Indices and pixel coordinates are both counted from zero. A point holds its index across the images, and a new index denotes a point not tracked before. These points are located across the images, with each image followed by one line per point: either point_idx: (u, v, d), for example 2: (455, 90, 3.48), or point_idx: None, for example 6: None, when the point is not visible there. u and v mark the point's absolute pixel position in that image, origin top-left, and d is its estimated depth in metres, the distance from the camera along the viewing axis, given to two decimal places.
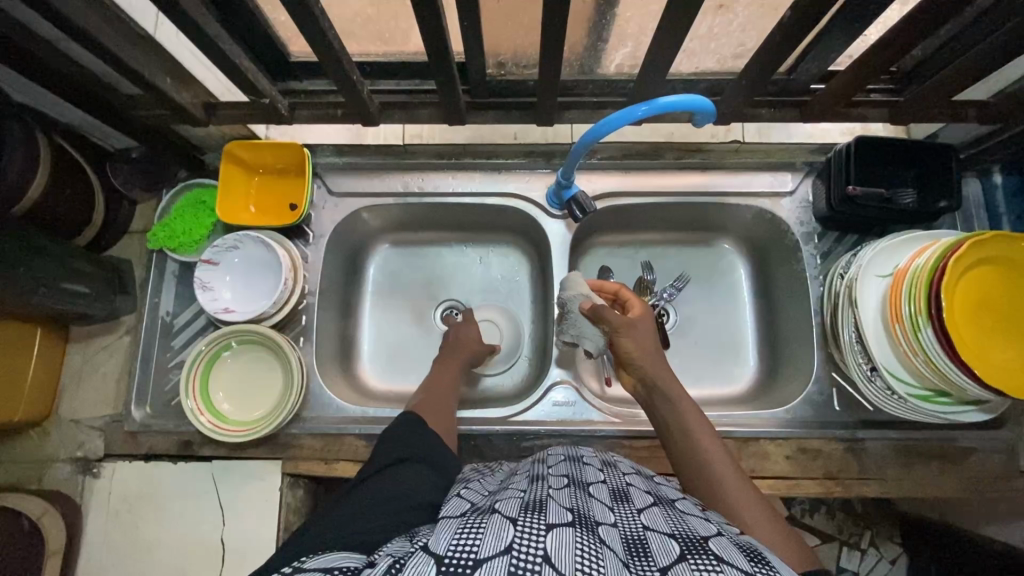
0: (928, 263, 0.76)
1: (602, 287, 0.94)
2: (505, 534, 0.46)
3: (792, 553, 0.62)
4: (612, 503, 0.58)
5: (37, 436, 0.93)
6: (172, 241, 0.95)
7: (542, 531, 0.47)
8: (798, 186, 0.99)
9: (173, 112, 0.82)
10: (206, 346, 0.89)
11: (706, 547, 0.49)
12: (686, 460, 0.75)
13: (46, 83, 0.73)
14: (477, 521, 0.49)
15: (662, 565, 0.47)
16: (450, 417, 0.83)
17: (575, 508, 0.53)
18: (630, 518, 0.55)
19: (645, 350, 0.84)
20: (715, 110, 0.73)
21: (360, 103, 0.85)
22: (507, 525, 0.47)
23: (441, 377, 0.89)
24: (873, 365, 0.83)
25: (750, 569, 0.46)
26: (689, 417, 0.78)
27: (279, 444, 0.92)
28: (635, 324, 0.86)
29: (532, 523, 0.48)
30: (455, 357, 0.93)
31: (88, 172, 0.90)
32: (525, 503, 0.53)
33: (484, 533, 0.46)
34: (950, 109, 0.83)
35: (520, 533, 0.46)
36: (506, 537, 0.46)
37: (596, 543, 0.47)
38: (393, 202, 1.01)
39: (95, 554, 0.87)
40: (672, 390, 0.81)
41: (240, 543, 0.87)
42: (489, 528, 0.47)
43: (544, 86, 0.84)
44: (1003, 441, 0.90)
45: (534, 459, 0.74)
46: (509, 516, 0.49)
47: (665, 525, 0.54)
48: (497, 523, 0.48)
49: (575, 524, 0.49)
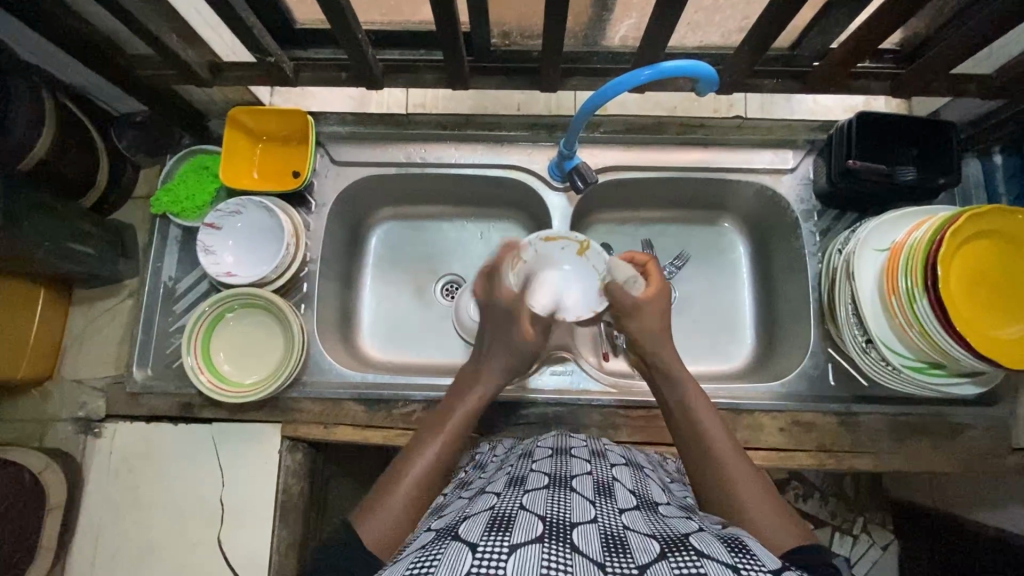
0: (925, 238, 0.76)
1: (632, 254, 0.92)
2: (461, 564, 0.43)
3: (788, 521, 0.62)
4: (595, 496, 0.57)
5: (39, 396, 0.94)
6: (175, 206, 0.95)
7: (504, 553, 0.44)
8: (799, 164, 0.99)
9: (180, 72, 0.83)
10: (209, 308, 0.90)
11: (688, 544, 0.49)
12: (684, 431, 0.75)
13: (52, 38, 0.74)
14: (434, 551, 0.47)
15: (641, 563, 0.46)
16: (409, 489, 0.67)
17: (548, 513, 0.51)
18: (612, 514, 0.54)
19: (650, 333, 0.83)
20: (718, 77, 0.73)
21: (364, 64, 0.85)
22: (465, 552, 0.45)
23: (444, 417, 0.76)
24: (869, 338, 0.84)
25: (732, 561, 0.46)
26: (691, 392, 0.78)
27: (279, 408, 0.92)
28: (639, 306, 0.84)
29: (493, 547, 0.45)
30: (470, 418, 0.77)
31: (93, 135, 0.90)
32: (492, 520, 0.50)
33: (439, 562, 0.44)
34: (951, 83, 0.83)
35: (479, 561, 0.43)
36: (462, 567, 0.43)
37: (568, 551, 0.46)
38: (394, 172, 1.01)
39: (95, 512, 0.89)
40: (672, 367, 0.81)
41: (240, 502, 0.88)
42: (444, 558, 0.45)
43: (549, 54, 0.84)
44: (996, 418, 0.91)
45: (523, 452, 0.72)
46: (470, 541, 0.47)
47: (645, 525, 0.53)
48: (453, 552, 0.45)
49: (543, 537, 0.47)
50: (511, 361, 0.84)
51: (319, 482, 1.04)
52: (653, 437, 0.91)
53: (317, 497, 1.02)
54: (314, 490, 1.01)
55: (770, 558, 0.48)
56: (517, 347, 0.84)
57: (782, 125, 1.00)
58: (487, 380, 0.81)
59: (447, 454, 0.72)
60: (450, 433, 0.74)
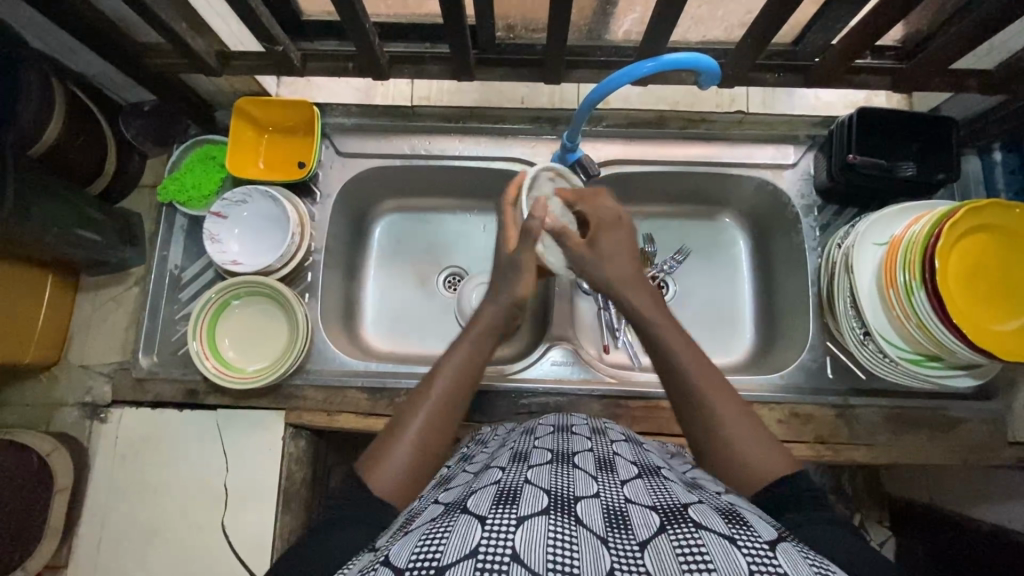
0: (923, 231, 0.77)
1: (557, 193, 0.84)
2: (471, 536, 0.45)
3: (776, 458, 0.64)
4: (597, 472, 0.58)
5: (46, 381, 0.95)
6: (181, 194, 0.96)
7: (512, 526, 0.45)
8: (800, 159, 1.00)
9: (188, 60, 0.84)
10: (215, 295, 0.91)
11: (686, 515, 0.50)
12: (660, 369, 0.73)
13: (64, 25, 0.75)
14: (444, 522, 0.48)
15: (642, 538, 0.47)
16: (413, 437, 0.68)
17: (553, 487, 0.52)
18: (614, 488, 0.55)
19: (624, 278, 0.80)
20: (719, 70, 0.74)
21: (370, 55, 0.85)
22: (475, 525, 0.46)
23: (448, 365, 0.74)
24: (866, 330, 0.85)
25: (728, 532, 0.47)
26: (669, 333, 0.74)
27: (283, 395, 0.94)
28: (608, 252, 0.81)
29: (502, 520, 0.46)
30: (471, 372, 0.75)
31: (101, 122, 0.91)
32: (500, 493, 0.51)
33: (449, 535, 0.45)
34: (951, 78, 0.84)
35: (488, 533, 0.44)
36: (472, 539, 0.44)
37: (573, 524, 0.47)
38: (399, 164, 1.02)
39: (100, 496, 0.90)
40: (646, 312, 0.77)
41: (243, 488, 0.89)
42: (454, 531, 0.46)
43: (553, 47, 0.85)
44: (992, 411, 0.92)
45: (524, 430, 0.73)
46: (478, 514, 0.48)
47: (648, 497, 0.54)
48: (464, 524, 0.46)
49: (550, 510, 0.48)
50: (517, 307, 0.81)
51: (322, 471, 1.05)
52: (653, 428, 0.92)
53: (319, 485, 1.03)
54: (316, 478, 1.02)
55: (766, 529, 0.49)
56: (523, 290, 0.81)
57: (784, 120, 1.01)
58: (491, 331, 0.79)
59: (449, 409, 0.72)
60: (450, 385, 0.73)
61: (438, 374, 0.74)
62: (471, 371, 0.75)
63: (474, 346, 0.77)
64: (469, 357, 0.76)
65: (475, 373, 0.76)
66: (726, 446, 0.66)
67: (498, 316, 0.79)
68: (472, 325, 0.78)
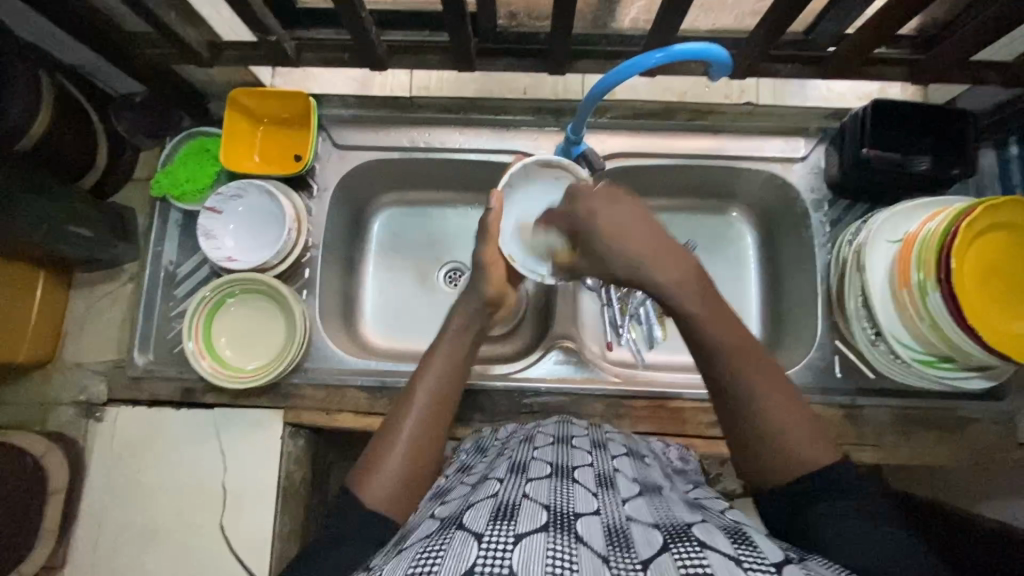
0: (939, 228, 0.75)
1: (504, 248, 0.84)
2: (467, 554, 0.43)
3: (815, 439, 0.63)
4: (597, 488, 0.57)
5: (40, 379, 0.94)
6: (175, 188, 0.93)
7: (508, 544, 0.44)
8: (811, 152, 0.97)
9: (178, 50, 0.81)
10: (209, 293, 0.89)
11: (690, 534, 0.49)
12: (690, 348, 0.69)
13: (47, 11, 0.72)
14: (439, 539, 0.46)
15: (644, 557, 0.46)
16: (399, 447, 0.67)
17: (552, 503, 0.50)
18: (615, 505, 0.54)
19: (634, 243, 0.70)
20: (732, 62, 0.71)
21: (366, 43, 0.82)
22: (471, 542, 0.44)
23: (429, 371, 0.74)
24: (878, 331, 0.83)
25: (733, 553, 0.47)
26: (714, 328, 0.67)
27: (281, 394, 0.92)
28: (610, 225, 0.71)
29: (498, 536, 0.44)
30: (451, 371, 0.74)
31: (91, 115, 0.89)
32: (496, 509, 0.49)
33: (444, 554, 0.44)
34: (970, 70, 0.81)
35: (484, 551, 0.43)
36: (468, 557, 0.43)
37: (572, 541, 0.45)
38: (397, 156, 0.99)
39: (97, 495, 0.89)
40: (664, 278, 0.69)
41: (242, 488, 0.88)
42: (450, 549, 0.44)
43: (558, 35, 0.81)
44: (1003, 412, 0.90)
45: (525, 437, 0.71)
46: (474, 530, 0.46)
47: (649, 516, 0.53)
48: (460, 541, 0.45)
49: (549, 527, 0.46)
50: (490, 306, 0.80)
51: (321, 468, 1.04)
52: (657, 428, 0.91)
53: (318, 484, 1.02)
54: (315, 477, 1.01)
55: (771, 550, 0.49)
56: (492, 289, 0.80)
57: (794, 112, 0.98)
58: (467, 330, 0.78)
59: (434, 412, 0.71)
60: (435, 390, 0.72)
61: (420, 379, 0.73)
62: (456, 375, 0.74)
63: (453, 346, 0.76)
64: (450, 358, 0.75)
65: (459, 375, 0.75)
66: (766, 436, 0.63)
67: (475, 312, 0.79)
68: (447, 322, 0.78)
